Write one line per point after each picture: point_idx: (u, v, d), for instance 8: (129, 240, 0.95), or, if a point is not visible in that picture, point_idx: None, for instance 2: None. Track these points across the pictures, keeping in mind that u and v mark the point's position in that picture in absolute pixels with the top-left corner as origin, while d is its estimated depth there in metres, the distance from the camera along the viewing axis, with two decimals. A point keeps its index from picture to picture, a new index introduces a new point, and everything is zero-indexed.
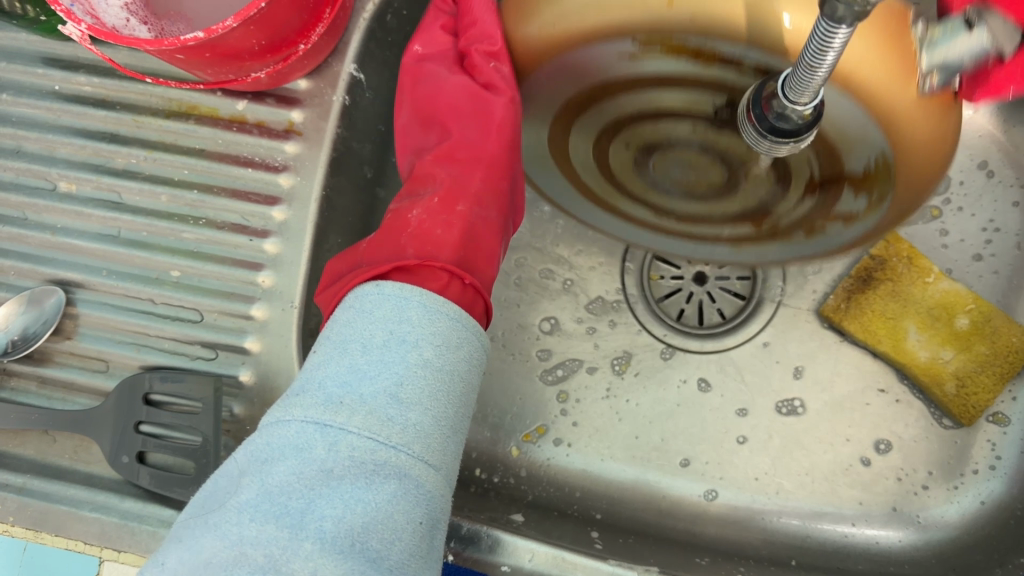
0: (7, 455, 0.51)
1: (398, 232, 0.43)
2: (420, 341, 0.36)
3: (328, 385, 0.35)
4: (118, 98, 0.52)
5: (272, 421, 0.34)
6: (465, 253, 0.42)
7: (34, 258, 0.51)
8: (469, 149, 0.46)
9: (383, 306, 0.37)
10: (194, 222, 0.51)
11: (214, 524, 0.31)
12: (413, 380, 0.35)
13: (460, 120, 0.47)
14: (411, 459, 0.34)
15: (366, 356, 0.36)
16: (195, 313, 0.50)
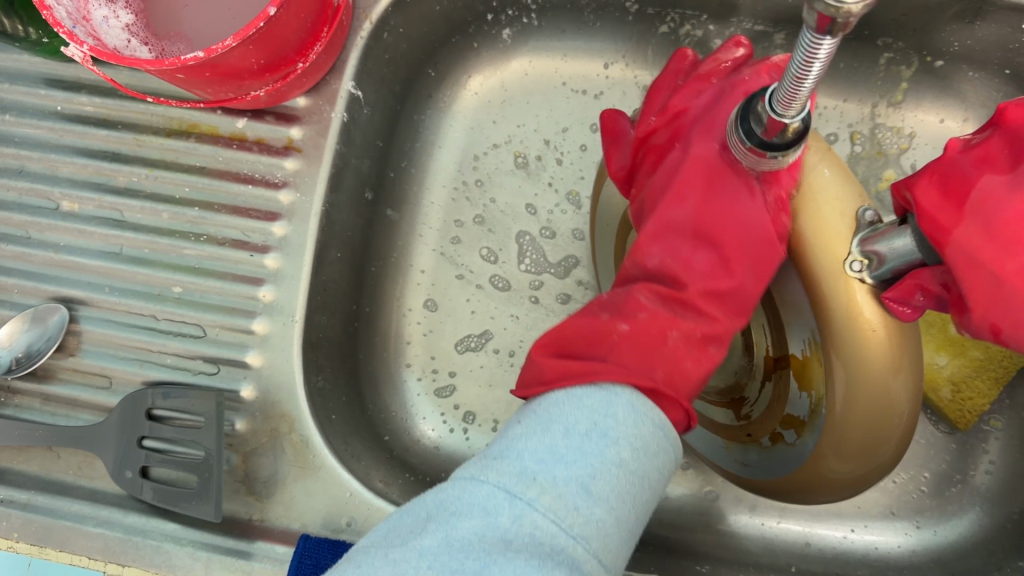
0: (11, 471, 0.51)
1: (624, 354, 0.39)
2: (623, 439, 0.35)
3: (526, 458, 0.34)
4: (120, 118, 0.53)
5: (465, 477, 0.34)
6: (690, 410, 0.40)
7: (37, 276, 0.52)
8: (736, 294, 0.42)
9: (592, 397, 0.36)
10: (196, 239, 0.51)
11: (394, 563, 0.30)
12: (611, 476, 0.34)
13: (743, 264, 0.41)
14: (588, 552, 0.32)
15: (569, 437, 0.34)
16: (197, 329, 0.51)
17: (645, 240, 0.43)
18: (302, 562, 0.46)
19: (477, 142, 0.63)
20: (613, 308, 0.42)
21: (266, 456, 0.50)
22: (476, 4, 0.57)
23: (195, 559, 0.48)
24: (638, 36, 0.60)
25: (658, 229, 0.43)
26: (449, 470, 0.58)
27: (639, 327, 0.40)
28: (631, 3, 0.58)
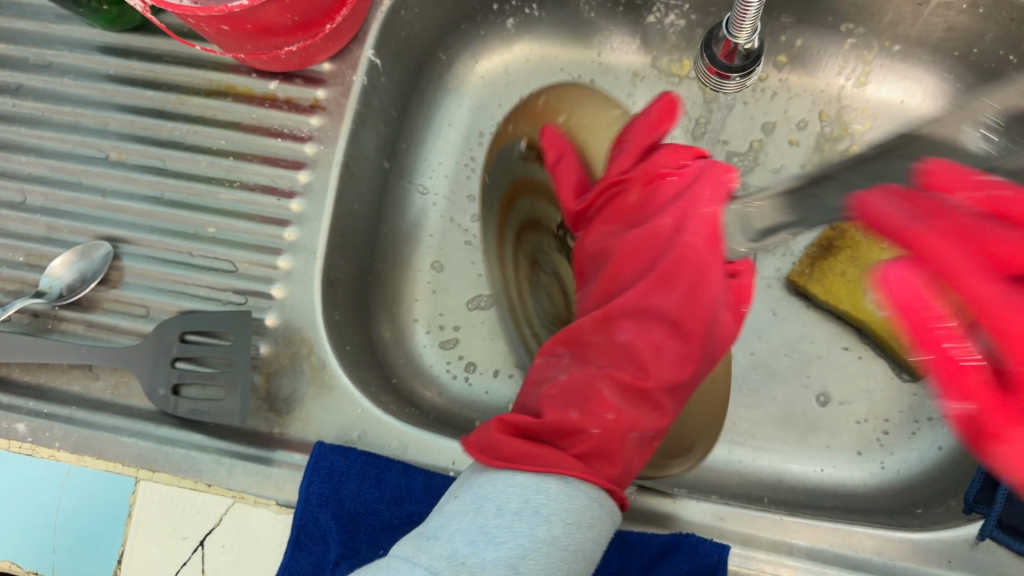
0: (56, 390, 0.57)
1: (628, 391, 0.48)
2: (553, 516, 0.40)
3: (457, 539, 0.38)
4: (165, 80, 0.59)
5: (401, 557, 0.38)
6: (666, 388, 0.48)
7: (86, 217, 0.58)
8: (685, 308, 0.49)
9: (521, 481, 0.41)
10: (229, 185, 0.58)
11: None
12: (539, 552, 0.38)
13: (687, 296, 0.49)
14: None
15: (499, 519, 0.39)
16: (229, 264, 0.57)
17: (626, 302, 0.50)
18: (319, 464, 0.51)
19: (482, 121, 0.70)
20: (585, 379, 0.47)
21: (286, 376, 0.55)
22: None
23: (220, 465, 0.53)
24: (628, 26, 0.67)
25: (647, 297, 0.49)
26: (452, 408, 0.63)
27: (616, 419, 0.46)
28: None
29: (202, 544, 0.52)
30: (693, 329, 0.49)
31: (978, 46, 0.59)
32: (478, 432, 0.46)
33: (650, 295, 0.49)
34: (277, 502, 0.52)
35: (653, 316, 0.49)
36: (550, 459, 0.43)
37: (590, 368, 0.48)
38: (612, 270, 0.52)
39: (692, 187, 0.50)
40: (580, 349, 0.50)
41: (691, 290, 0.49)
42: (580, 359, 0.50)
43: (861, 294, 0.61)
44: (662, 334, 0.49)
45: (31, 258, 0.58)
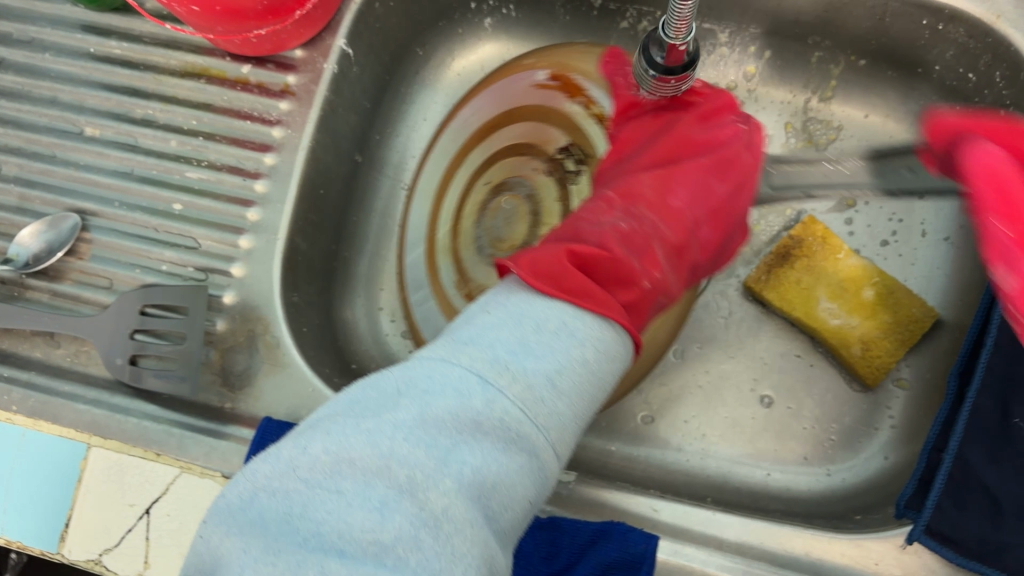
0: (17, 355, 0.58)
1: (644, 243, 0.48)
2: (586, 340, 0.40)
3: (497, 347, 0.38)
4: (142, 60, 0.61)
5: (438, 361, 0.37)
6: (655, 204, 0.50)
7: (58, 189, 0.60)
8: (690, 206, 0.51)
9: (550, 320, 0.40)
10: (197, 164, 0.59)
11: (368, 429, 0.34)
12: (573, 369, 0.39)
13: (697, 194, 0.51)
14: (544, 442, 0.37)
15: (537, 334, 0.39)
16: (193, 241, 0.58)
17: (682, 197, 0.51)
18: (266, 437, 0.52)
19: None
20: (639, 230, 0.48)
21: (241, 353, 0.56)
22: None
23: (169, 435, 0.54)
24: (602, 29, 0.68)
25: (691, 186, 0.51)
26: None
27: (660, 278, 0.48)
28: None
29: (147, 512, 0.53)
30: (717, 216, 0.52)
31: (939, 63, 0.60)
32: (536, 251, 0.44)
33: (710, 185, 0.52)
34: (223, 474, 0.53)
35: (698, 198, 0.51)
36: (602, 305, 0.42)
37: (645, 224, 0.49)
38: (656, 145, 0.53)
39: (734, 147, 0.54)
40: (630, 201, 0.50)
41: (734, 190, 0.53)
42: (630, 211, 0.49)
43: (814, 301, 0.62)
44: (702, 176, 0.52)
45: (2, 226, 0.60)
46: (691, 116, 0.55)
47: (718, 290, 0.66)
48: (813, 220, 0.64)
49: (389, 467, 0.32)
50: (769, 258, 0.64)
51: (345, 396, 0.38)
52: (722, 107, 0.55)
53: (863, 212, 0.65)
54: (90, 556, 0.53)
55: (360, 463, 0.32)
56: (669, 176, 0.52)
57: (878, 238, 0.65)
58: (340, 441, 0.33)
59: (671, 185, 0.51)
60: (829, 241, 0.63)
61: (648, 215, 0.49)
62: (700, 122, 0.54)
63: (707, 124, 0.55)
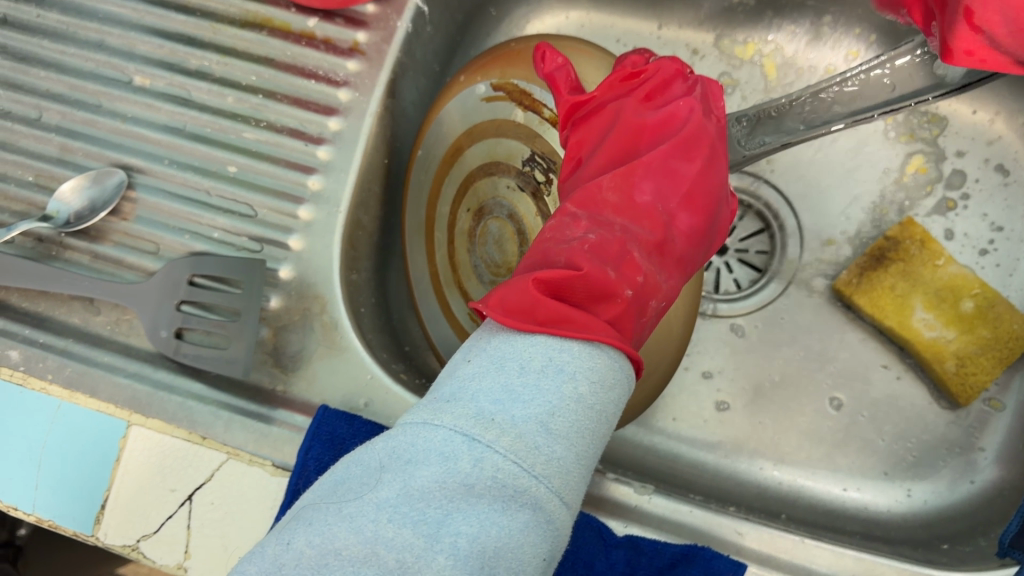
0: (55, 320, 0.54)
1: (613, 257, 0.40)
2: (579, 375, 0.34)
3: (481, 399, 0.33)
4: (199, 6, 0.56)
5: (419, 423, 0.33)
6: (633, 211, 0.44)
7: (102, 142, 0.55)
8: (661, 197, 0.45)
9: (532, 357, 0.34)
10: (254, 124, 0.54)
11: (349, 514, 0.30)
12: (569, 410, 0.33)
13: (664, 182, 0.45)
14: (548, 492, 0.31)
15: (523, 376, 0.33)
16: (248, 209, 0.54)
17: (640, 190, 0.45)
18: (320, 429, 0.48)
19: None
20: (610, 237, 0.41)
21: (297, 332, 0.52)
22: None
23: (216, 418, 0.50)
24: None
25: (656, 173, 0.45)
26: None
27: (644, 282, 0.41)
28: None
29: (190, 499, 0.49)
30: (702, 199, 0.46)
31: None
32: (507, 285, 0.38)
33: (672, 164, 0.46)
34: (273, 463, 0.49)
35: (663, 187, 0.45)
36: (586, 328, 0.36)
37: (614, 229, 0.42)
38: (615, 138, 0.48)
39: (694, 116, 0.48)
40: (592, 210, 0.44)
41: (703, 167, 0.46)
42: (595, 219, 0.43)
43: (909, 310, 0.58)
44: (673, 159, 0.46)
45: (41, 178, 0.55)
46: (633, 99, 0.48)
47: (802, 289, 0.62)
48: (912, 222, 0.59)
49: (376, 554, 0.28)
50: (862, 260, 0.60)
51: (331, 475, 0.34)
52: (658, 83, 0.49)
53: (965, 216, 0.60)
54: (128, 543, 0.49)
55: (346, 552, 0.28)
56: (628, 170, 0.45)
57: (977, 246, 0.60)
58: (320, 532, 0.29)
59: (633, 176, 0.45)
60: (927, 245, 0.59)
61: (616, 220, 0.43)
62: (643, 106, 0.49)
63: (653, 105, 0.49)
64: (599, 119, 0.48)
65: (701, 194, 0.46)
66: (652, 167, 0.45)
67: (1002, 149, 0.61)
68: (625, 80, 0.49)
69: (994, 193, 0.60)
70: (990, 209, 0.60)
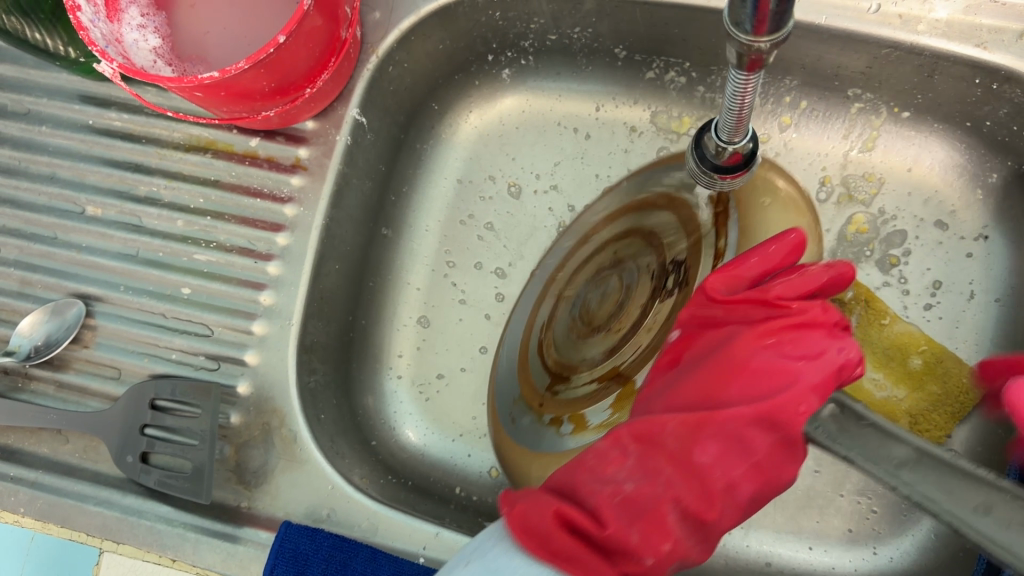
0: (24, 451, 0.55)
1: (655, 518, 0.38)
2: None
3: None
4: (144, 133, 0.58)
5: None
6: (694, 504, 0.39)
7: (60, 273, 0.57)
8: (720, 467, 0.39)
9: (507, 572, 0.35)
10: (205, 245, 0.56)
11: None
12: None
13: (729, 451, 0.39)
14: None
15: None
16: (205, 328, 0.55)
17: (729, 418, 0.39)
18: (284, 546, 0.50)
19: (472, 172, 0.67)
20: (653, 493, 0.39)
21: (258, 448, 0.53)
22: (478, 44, 0.62)
23: (184, 540, 0.51)
24: (627, 80, 0.65)
25: (744, 436, 0.39)
26: (433, 473, 0.61)
27: (672, 548, 0.38)
28: (620, 49, 0.62)
29: None
30: (773, 475, 0.40)
31: (992, 118, 0.56)
32: (529, 500, 0.38)
33: (743, 429, 0.39)
34: None
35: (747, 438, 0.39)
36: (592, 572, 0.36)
37: (660, 484, 0.39)
38: (709, 369, 0.42)
39: (806, 363, 0.40)
40: (647, 449, 0.40)
41: (791, 448, 0.39)
42: (643, 461, 0.39)
43: (859, 372, 0.59)
44: (757, 431, 0.39)
45: (4, 312, 0.57)
46: (755, 331, 0.42)
47: None
48: (855, 283, 0.60)
49: None
50: None
51: None
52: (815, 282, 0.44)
53: (905, 272, 0.62)
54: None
55: None
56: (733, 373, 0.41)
57: (922, 301, 0.61)
58: None
59: (721, 399, 0.40)
60: (871, 305, 0.60)
61: (650, 463, 0.39)
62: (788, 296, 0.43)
63: (776, 341, 0.42)
64: (734, 329, 0.43)
65: (774, 470, 0.40)
66: (734, 416, 0.39)
67: (938, 205, 0.62)
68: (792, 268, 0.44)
69: (936, 246, 0.62)
70: (933, 263, 0.62)
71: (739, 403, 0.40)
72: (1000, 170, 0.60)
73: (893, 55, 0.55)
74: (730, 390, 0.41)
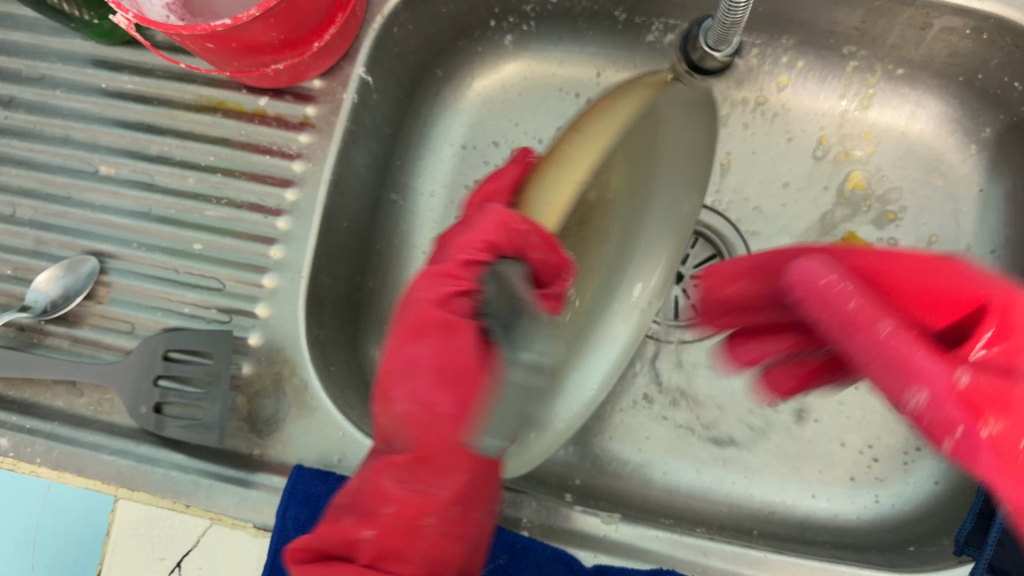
0: (40, 405, 0.56)
1: (393, 520, 0.41)
2: None
3: None
4: (156, 94, 0.59)
5: None
6: (428, 456, 0.42)
7: (74, 231, 0.58)
8: (439, 432, 0.43)
9: None
10: (216, 202, 0.57)
11: None
12: None
13: (452, 394, 0.43)
14: None
15: None
16: (217, 282, 0.56)
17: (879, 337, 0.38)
18: (296, 488, 0.50)
19: (476, 137, 0.68)
20: (384, 472, 0.42)
21: (269, 397, 0.54)
22: (480, 8, 0.63)
23: (197, 486, 0.52)
24: (627, 44, 0.66)
25: (433, 399, 0.43)
26: None
27: (404, 504, 0.41)
28: (620, 12, 0.64)
29: (179, 564, 0.53)
30: (458, 372, 0.44)
31: (983, 71, 0.58)
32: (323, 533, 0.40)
33: (408, 352, 0.46)
34: (255, 524, 0.53)
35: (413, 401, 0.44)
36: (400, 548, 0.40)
37: (385, 481, 0.42)
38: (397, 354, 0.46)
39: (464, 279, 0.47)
40: (412, 461, 0.42)
41: (445, 344, 0.45)
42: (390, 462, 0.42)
43: None
44: (431, 386, 0.44)
45: (19, 271, 0.58)
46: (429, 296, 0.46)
47: None
48: (852, 238, 0.62)
49: None
50: None
51: None
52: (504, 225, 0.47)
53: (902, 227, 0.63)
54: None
55: None
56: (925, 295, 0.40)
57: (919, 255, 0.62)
58: None
59: (455, 389, 0.43)
60: None
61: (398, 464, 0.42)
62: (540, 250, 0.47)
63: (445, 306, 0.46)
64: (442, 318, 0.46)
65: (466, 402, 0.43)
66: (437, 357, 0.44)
67: (932, 161, 0.64)
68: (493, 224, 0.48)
69: (931, 202, 0.63)
70: (929, 218, 0.63)
71: (429, 343, 0.45)
72: (992, 124, 0.61)
73: (885, 8, 0.56)
74: (427, 338, 0.45)
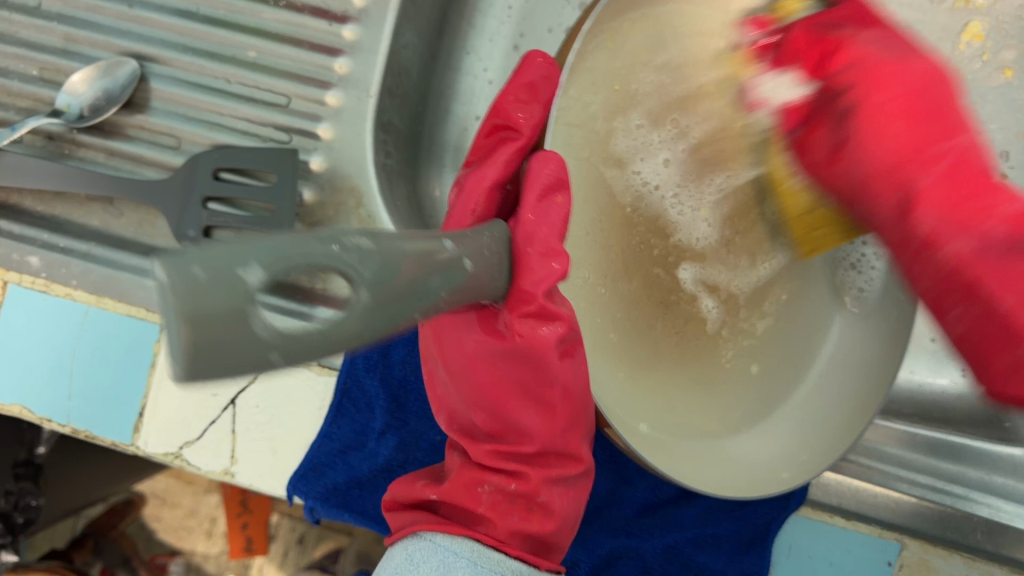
0: (71, 224, 0.51)
1: (470, 491, 0.40)
2: None
3: None
4: None
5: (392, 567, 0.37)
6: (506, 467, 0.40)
7: (110, 30, 0.51)
8: (528, 435, 0.40)
9: (430, 558, 0.36)
10: (274, 4, 0.50)
11: None
12: None
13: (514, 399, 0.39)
14: None
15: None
16: (275, 97, 0.50)
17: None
18: None
19: None
20: (455, 486, 0.40)
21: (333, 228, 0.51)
22: None
23: None
24: None
25: (509, 411, 0.39)
26: None
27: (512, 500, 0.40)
28: None
29: (233, 404, 0.48)
30: (558, 398, 0.39)
31: None
32: (411, 513, 0.40)
33: (491, 378, 0.39)
34: (319, 362, 0.49)
35: (455, 411, 0.41)
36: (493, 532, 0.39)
37: (457, 479, 0.40)
38: (480, 383, 0.39)
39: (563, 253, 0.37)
40: (450, 494, 0.40)
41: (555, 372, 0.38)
42: (456, 481, 0.40)
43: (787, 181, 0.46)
44: (511, 395, 0.39)
45: (46, 72, 0.51)
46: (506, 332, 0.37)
47: None
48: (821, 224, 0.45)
49: None
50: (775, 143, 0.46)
51: None
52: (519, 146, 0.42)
53: (1013, 91, 0.52)
54: (221, 468, 0.48)
55: None
56: (884, 78, 0.40)
57: None
58: None
59: (503, 405, 0.39)
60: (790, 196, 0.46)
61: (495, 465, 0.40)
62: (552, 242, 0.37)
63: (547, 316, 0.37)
64: (503, 367, 0.39)
65: (577, 393, 0.39)
66: (502, 414, 0.40)
67: None
68: (502, 142, 0.44)
69: None
70: None
71: (524, 397, 0.39)
72: None
73: None
74: (481, 375, 0.39)
